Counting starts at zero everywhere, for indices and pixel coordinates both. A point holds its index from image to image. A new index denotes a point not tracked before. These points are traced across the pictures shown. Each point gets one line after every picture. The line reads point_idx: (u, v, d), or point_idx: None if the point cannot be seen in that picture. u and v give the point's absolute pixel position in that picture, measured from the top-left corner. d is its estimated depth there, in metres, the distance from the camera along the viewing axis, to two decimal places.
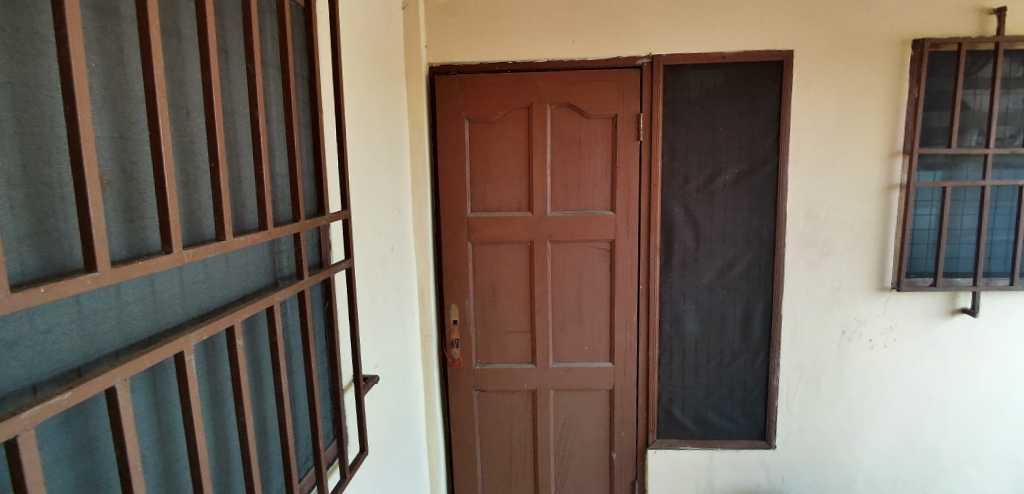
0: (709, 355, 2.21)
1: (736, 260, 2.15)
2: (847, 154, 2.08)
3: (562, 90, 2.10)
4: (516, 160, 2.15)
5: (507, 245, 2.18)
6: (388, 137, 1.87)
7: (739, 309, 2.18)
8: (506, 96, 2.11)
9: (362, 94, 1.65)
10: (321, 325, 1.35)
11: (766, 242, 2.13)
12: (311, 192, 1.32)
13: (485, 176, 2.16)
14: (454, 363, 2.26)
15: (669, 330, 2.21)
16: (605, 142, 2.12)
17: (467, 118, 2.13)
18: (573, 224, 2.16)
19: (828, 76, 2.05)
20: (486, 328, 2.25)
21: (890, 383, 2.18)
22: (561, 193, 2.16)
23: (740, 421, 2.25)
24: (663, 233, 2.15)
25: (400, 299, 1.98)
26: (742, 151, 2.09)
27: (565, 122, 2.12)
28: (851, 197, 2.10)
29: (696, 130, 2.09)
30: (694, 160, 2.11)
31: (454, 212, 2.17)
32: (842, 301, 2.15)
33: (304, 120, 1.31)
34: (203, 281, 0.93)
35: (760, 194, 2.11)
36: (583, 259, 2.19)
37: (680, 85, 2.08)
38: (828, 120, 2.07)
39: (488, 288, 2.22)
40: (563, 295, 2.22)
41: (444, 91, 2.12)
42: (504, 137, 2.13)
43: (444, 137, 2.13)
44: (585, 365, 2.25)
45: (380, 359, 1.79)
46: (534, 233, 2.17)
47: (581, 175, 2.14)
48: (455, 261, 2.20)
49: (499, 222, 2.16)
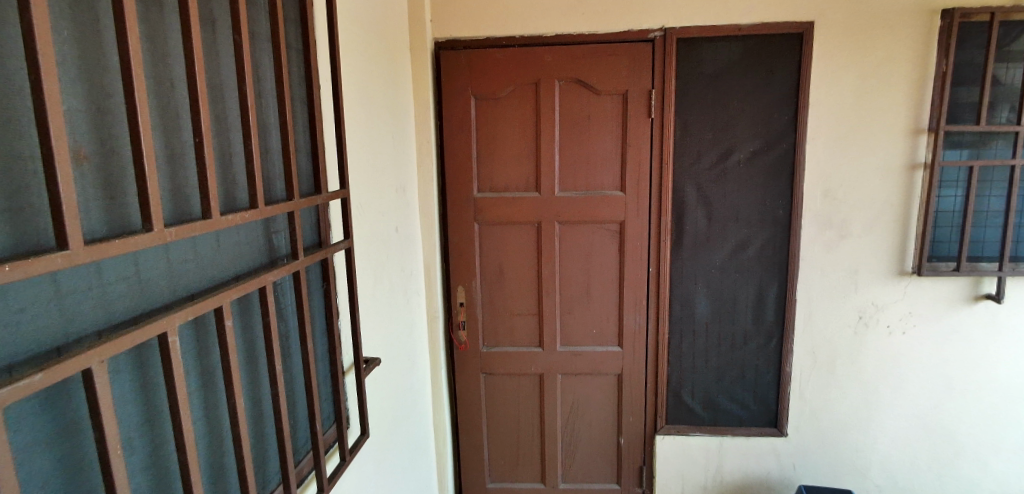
0: (721, 339, 2.16)
1: (750, 242, 2.09)
2: (870, 132, 1.99)
3: (572, 66, 2.03)
4: (524, 139, 2.09)
5: (515, 226, 2.14)
6: (391, 115, 1.83)
7: (752, 292, 2.12)
8: (514, 72, 2.05)
9: (364, 71, 1.60)
10: (320, 307, 1.32)
11: (782, 224, 2.06)
12: (309, 170, 1.28)
13: (493, 156, 2.11)
14: (459, 346, 2.23)
15: (679, 314, 2.16)
16: (615, 121, 2.06)
17: (473, 96, 2.07)
18: (582, 204, 2.10)
19: (850, 50, 1.96)
20: (492, 310, 2.21)
21: (909, 370, 2.12)
22: (570, 173, 2.10)
23: (751, 406, 2.20)
24: (674, 214, 2.09)
25: (404, 281, 1.94)
26: (759, 128, 2.02)
27: (574, 99, 2.05)
28: (871, 176, 2.02)
29: (710, 106, 2.02)
30: (708, 137, 2.04)
31: (461, 192, 2.12)
32: (860, 285, 2.09)
33: (300, 96, 1.27)
34: (192, 261, 0.90)
35: (777, 174, 2.03)
36: (592, 241, 2.14)
37: (694, 60, 2.00)
38: (851, 96, 1.98)
39: (495, 269, 2.18)
40: (571, 277, 2.17)
41: (451, 67, 2.06)
42: (512, 116, 2.08)
43: (450, 115, 2.08)
44: (593, 349, 2.22)
45: (384, 341, 1.76)
46: (540, 213, 2.12)
47: (590, 154, 2.09)
48: (462, 242, 2.16)
49: (506, 203, 2.11)
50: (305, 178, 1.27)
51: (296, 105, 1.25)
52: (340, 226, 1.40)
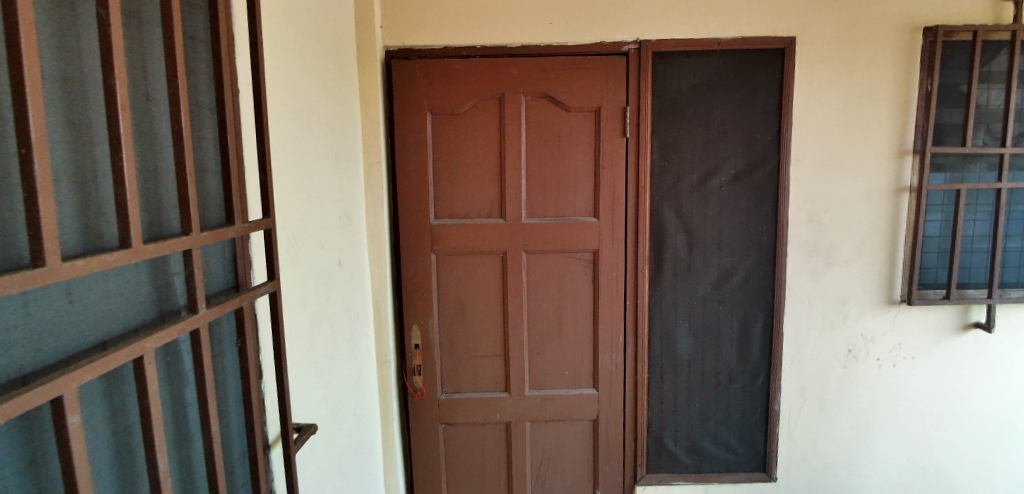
0: (704, 378, 1.97)
1: (734, 271, 1.92)
2: (854, 153, 1.89)
3: (539, 79, 1.84)
4: (487, 159, 1.87)
5: (478, 256, 1.90)
6: (336, 132, 1.58)
7: (737, 324, 1.94)
8: (476, 85, 1.83)
9: (303, 77, 1.35)
10: (235, 368, 1.05)
11: (767, 250, 1.91)
12: (220, 193, 1.01)
13: (453, 178, 1.88)
14: (415, 393, 1.95)
15: (659, 352, 1.96)
16: (588, 139, 1.88)
17: (430, 110, 1.84)
18: (554, 231, 1.90)
19: (833, 67, 1.86)
20: (453, 352, 1.95)
21: (900, 406, 1.98)
22: (539, 197, 1.89)
23: (738, 451, 2.01)
24: (652, 241, 1.91)
25: (350, 322, 1.67)
26: (741, 149, 1.88)
27: (543, 116, 1.86)
28: (858, 201, 1.90)
29: (691, 127, 1.87)
30: (689, 159, 1.89)
31: (417, 216, 1.87)
32: (849, 316, 1.95)
33: (206, 96, 0.98)
34: (28, 330, 0.66)
35: (761, 198, 1.89)
36: (564, 272, 1.93)
37: (672, 75, 1.86)
38: (835, 115, 1.88)
39: (455, 304, 1.93)
40: (540, 313, 1.95)
41: (404, 78, 1.82)
42: (474, 133, 1.86)
43: (404, 132, 1.84)
44: (566, 393, 1.98)
45: (325, 396, 1.48)
46: (506, 241, 1.89)
47: (561, 176, 1.89)
48: (419, 274, 1.90)
49: (467, 230, 1.88)
50: (213, 204, 1.00)
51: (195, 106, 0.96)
52: (263, 265, 1.13)
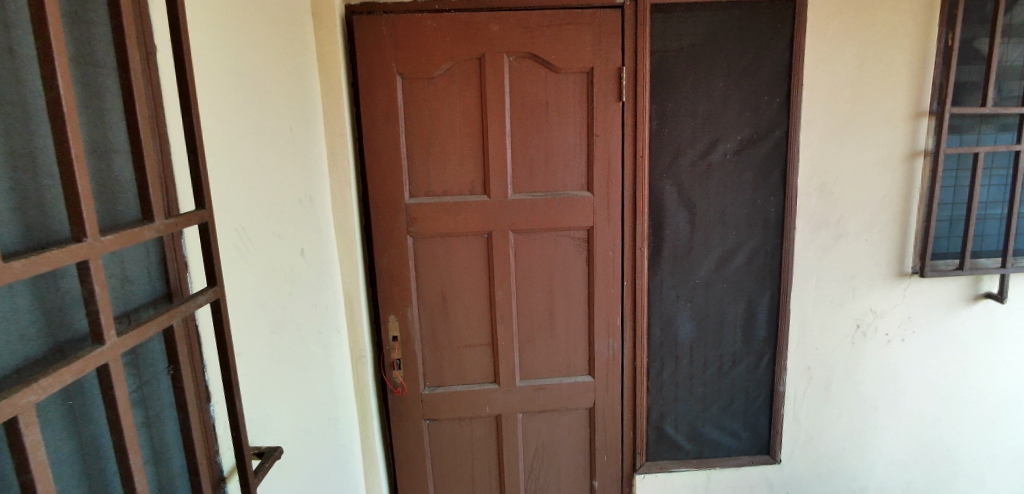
0: (706, 361, 1.85)
1: (737, 251, 1.79)
2: (866, 116, 1.73)
3: (523, 37, 1.62)
4: (467, 130, 1.67)
5: (459, 238, 1.72)
6: (290, 101, 1.36)
7: (741, 307, 1.82)
8: (450, 44, 1.61)
9: (245, 36, 1.12)
10: (169, 397, 0.86)
11: (773, 225, 1.78)
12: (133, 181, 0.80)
13: (429, 151, 1.67)
14: (395, 390, 1.78)
15: (659, 336, 1.83)
16: (579, 105, 1.68)
17: (399, 74, 1.61)
18: (543, 209, 1.71)
19: (846, 20, 1.69)
20: (436, 344, 1.78)
21: (907, 383, 1.89)
22: (525, 171, 1.70)
23: (740, 435, 1.91)
24: (651, 217, 1.75)
25: (319, 319, 1.47)
26: (747, 114, 1.71)
27: (528, 80, 1.65)
28: (870, 168, 1.76)
29: (693, 88, 1.69)
30: (690, 125, 1.71)
31: (389, 197, 1.66)
32: (858, 291, 1.83)
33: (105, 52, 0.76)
34: None
35: (767, 168, 1.74)
36: (554, 253, 1.76)
37: (671, 31, 1.66)
38: (847, 75, 1.71)
39: (436, 292, 1.75)
40: (529, 298, 1.78)
41: (368, 37, 1.59)
42: (450, 100, 1.65)
43: (370, 100, 1.61)
44: (559, 382, 1.84)
45: (294, 406, 1.30)
46: (490, 221, 1.71)
47: (550, 148, 1.70)
48: (395, 261, 1.70)
49: (447, 210, 1.69)
50: (122, 197, 0.78)
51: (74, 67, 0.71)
52: (201, 269, 0.93)
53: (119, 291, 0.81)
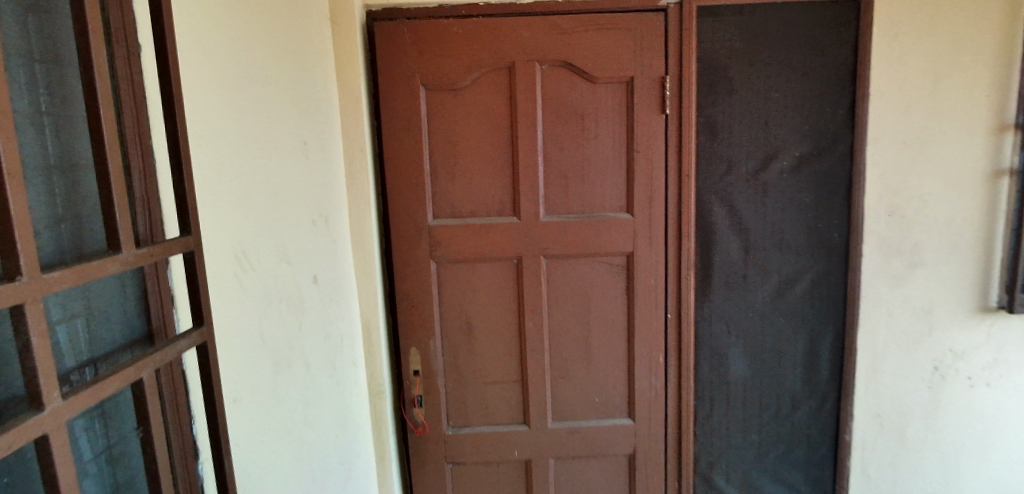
0: (762, 404, 1.68)
1: (798, 278, 1.62)
2: (941, 129, 1.54)
3: (557, 44, 1.49)
4: (496, 145, 1.53)
5: (487, 263, 1.57)
6: (303, 113, 1.24)
7: (801, 344, 1.66)
8: (478, 51, 1.48)
9: (249, 38, 1.01)
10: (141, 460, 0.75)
11: (836, 250, 1.62)
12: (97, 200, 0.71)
13: (454, 168, 1.53)
14: (416, 430, 1.62)
15: (708, 374, 1.66)
16: (619, 118, 1.53)
17: (423, 85, 1.49)
18: (579, 232, 1.56)
19: (918, 23, 1.51)
20: (461, 380, 1.62)
21: (994, 432, 1.66)
22: (560, 190, 1.56)
23: (801, 488, 1.72)
24: (699, 242, 1.59)
25: (332, 353, 1.32)
26: (806, 127, 1.55)
27: (562, 90, 1.51)
28: (946, 187, 1.56)
29: (744, 99, 1.53)
30: (742, 140, 1.55)
31: (409, 218, 1.53)
32: (936, 329, 1.63)
33: (66, 55, 0.69)
34: None
35: (829, 189, 1.58)
36: (591, 280, 1.60)
37: (718, 36, 1.51)
38: (919, 83, 1.53)
39: (461, 323, 1.59)
40: (563, 329, 1.62)
41: (390, 45, 1.47)
42: (477, 113, 1.51)
43: (392, 113, 1.49)
44: (595, 424, 1.67)
45: (302, 454, 1.15)
46: (521, 245, 1.56)
47: (586, 165, 1.55)
48: (416, 287, 1.56)
49: (474, 232, 1.54)
50: (83, 217, 0.70)
51: (16, 68, 0.64)
52: (186, 305, 0.79)
53: (95, 333, 0.70)
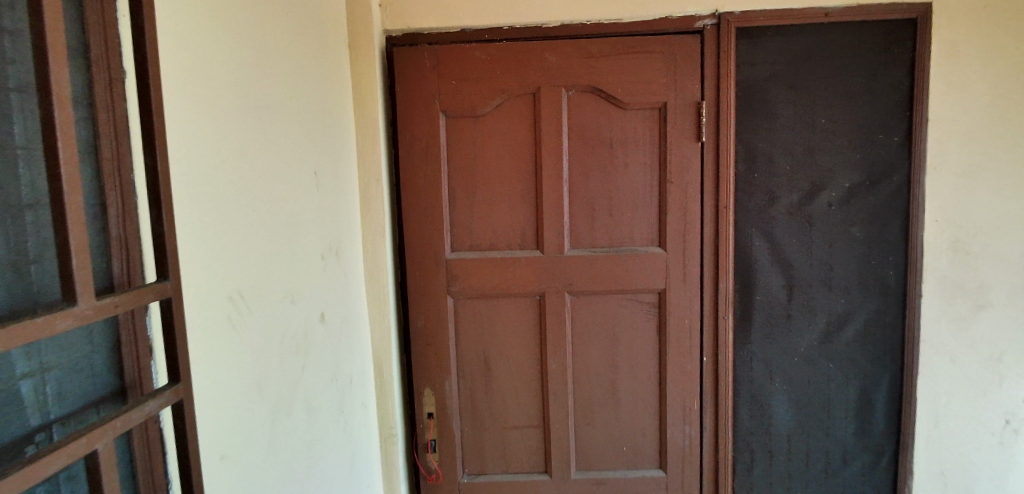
0: (808, 458, 1.53)
1: (848, 321, 1.48)
2: (1011, 158, 1.39)
3: (584, 68, 1.40)
4: (518, 174, 1.44)
5: (508, 299, 1.47)
6: (316, 142, 1.18)
7: (853, 393, 1.50)
8: (501, 76, 1.41)
9: (256, 63, 0.95)
10: None
11: (894, 289, 1.46)
12: (54, 246, 0.64)
13: (474, 198, 1.45)
14: (428, 477, 1.52)
15: (748, 424, 1.52)
16: (650, 145, 1.43)
17: (443, 111, 1.42)
18: (607, 267, 1.46)
19: (983, 42, 1.37)
20: (479, 423, 1.51)
21: None
22: (586, 223, 1.46)
23: None
24: (738, 279, 1.47)
25: (340, 396, 1.23)
26: (856, 155, 1.42)
27: (590, 116, 1.43)
28: (1018, 222, 1.41)
29: (787, 125, 1.42)
30: (785, 169, 1.43)
31: (425, 249, 1.44)
32: (1007, 378, 1.45)
33: (29, 83, 0.62)
34: None
35: (884, 222, 1.44)
36: (619, 319, 1.49)
37: (758, 59, 1.40)
38: (985, 108, 1.39)
39: (479, 362, 1.49)
40: (588, 372, 1.50)
41: (409, 70, 1.41)
42: (500, 140, 1.43)
43: (410, 140, 1.42)
44: (623, 475, 1.54)
45: None
46: (544, 280, 1.46)
47: (613, 195, 1.45)
48: (432, 323, 1.47)
49: (494, 266, 1.45)
50: (31, 265, 0.63)
51: None
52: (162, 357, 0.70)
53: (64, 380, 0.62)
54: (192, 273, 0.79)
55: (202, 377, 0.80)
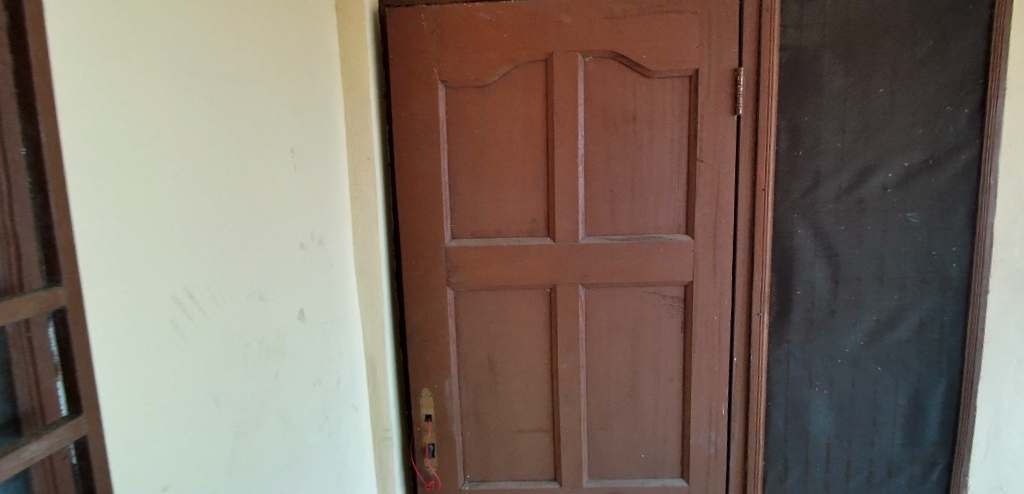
0: (849, 471, 1.37)
1: (901, 320, 1.30)
2: None
3: (604, 30, 1.22)
4: (527, 152, 1.28)
5: (515, 293, 1.33)
6: (294, 116, 1.02)
7: (903, 400, 1.33)
8: (509, 40, 1.24)
9: (209, 23, 0.80)
10: None
11: (955, 286, 1.28)
12: None
13: (478, 180, 1.30)
14: (428, 483, 1.40)
15: (782, 432, 1.36)
16: (678, 120, 1.26)
17: (443, 81, 1.26)
18: (626, 257, 1.30)
19: None
20: (483, 426, 1.39)
21: None
22: (604, 208, 1.29)
23: None
24: (776, 271, 1.30)
25: (324, 402, 1.11)
26: (918, 130, 1.23)
27: (609, 86, 1.25)
28: None
29: (840, 96, 1.23)
30: (835, 147, 1.24)
31: (424, 237, 1.30)
32: None
33: None
34: None
35: (948, 209, 1.25)
36: (639, 315, 1.33)
37: (808, 20, 1.21)
38: None
39: (483, 361, 1.36)
40: (603, 373, 1.36)
41: (404, 35, 1.24)
42: (506, 114, 1.27)
43: (406, 115, 1.26)
44: (640, 485, 1.40)
45: None
46: (556, 272, 1.31)
47: (635, 177, 1.28)
48: (432, 318, 1.33)
49: (499, 256, 1.30)
50: None
51: None
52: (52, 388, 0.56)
53: None
54: (120, 276, 0.65)
55: (136, 397, 0.67)
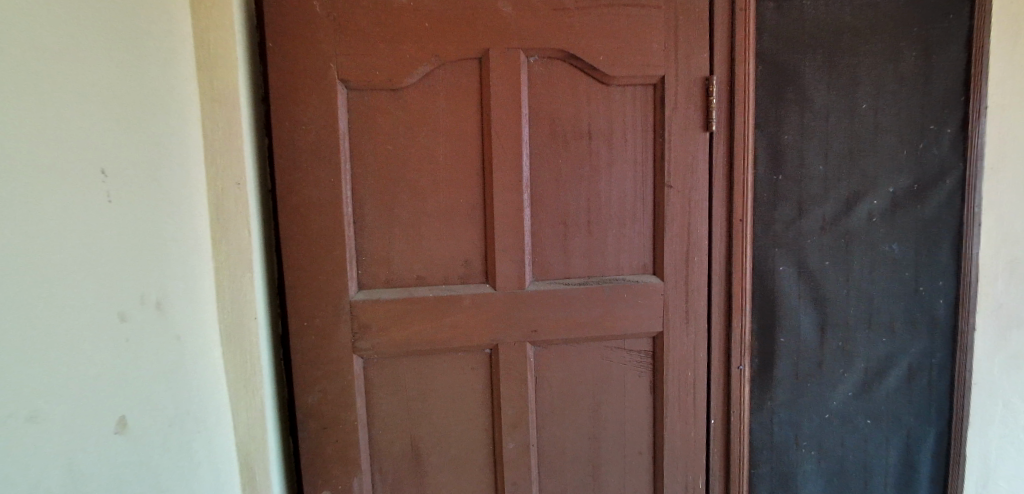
0: None
1: (890, 366, 1.14)
2: None
3: (552, 24, 0.97)
4: (457, 176, 1.00)
5: (446, 357, 1.02)
6: (109, 119, 0.67)
7: (893, 457, 1.17)
8: (431, 32, 0.95)
9: None
10: None
11: (942, 326, 1.14)
12: None
13: (394, 212, 0.99)
14: None
15: None
16: (640, 137, 1.03)
17: (343, 83, 0.95)
18: (584, 306, 1.04)
19: None
20: None
21: None
22: (555, 245, 1.03)
23: None
24: (757, 316, 1.10)
25: None
26: (903, 151, 1.08)
27: (558, 95, 1.00)
28: None
29: (821, 111, 1.06)
30: (818, 170, 1.07)
31: (320, 289, 0.97)
32: None
33: None
34: None
35: (934, 240, 1.11)
36: (601, 377, 1.07)
37: (785, 22, 1.04)
38: None
39: (405, 448, 1.03)
40: (560, 451, 1.08)
41: (289, 18, 0.92)
42: (429, 127, 0.98)
43: (292, 125, 0.94)
44: None
45: None
46: (497, 328, 1.02)
47: (593, 207, 1.03)
48: (333, 397, 0.99)
49: (423, 310, 0.99)
50: None
51: None
52: None
53: None
54: None
55: None
